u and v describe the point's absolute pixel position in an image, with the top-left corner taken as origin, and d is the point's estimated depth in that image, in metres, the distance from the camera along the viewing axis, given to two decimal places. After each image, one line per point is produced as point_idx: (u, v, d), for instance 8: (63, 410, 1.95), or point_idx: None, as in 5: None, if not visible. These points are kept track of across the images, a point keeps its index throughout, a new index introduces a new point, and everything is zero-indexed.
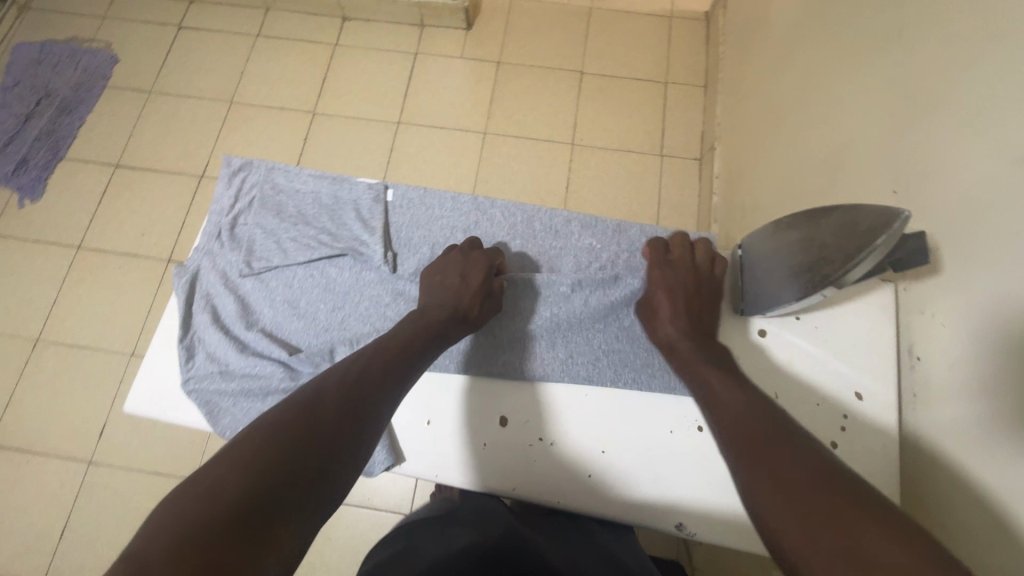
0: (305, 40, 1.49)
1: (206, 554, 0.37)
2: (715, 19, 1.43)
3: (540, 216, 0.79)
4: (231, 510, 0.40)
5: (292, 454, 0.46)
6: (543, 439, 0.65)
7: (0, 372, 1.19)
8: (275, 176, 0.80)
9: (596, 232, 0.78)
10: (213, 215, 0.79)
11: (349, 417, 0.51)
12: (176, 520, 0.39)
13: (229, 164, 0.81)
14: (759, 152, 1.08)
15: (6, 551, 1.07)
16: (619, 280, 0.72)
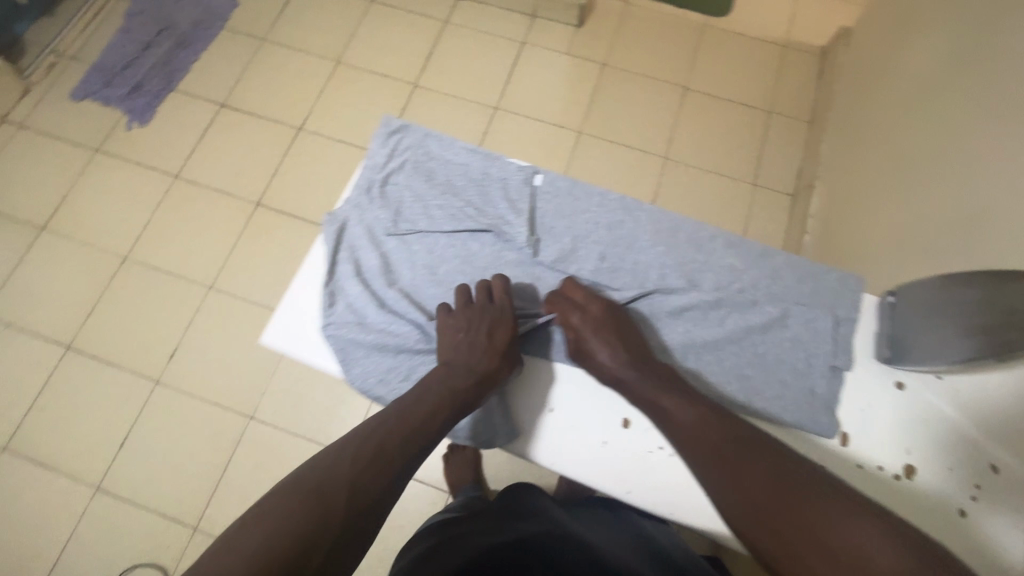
0: (417, 12, 1.51)
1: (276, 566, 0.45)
2: (834, 55, 1.39)
3: (687, 226, 0.75)
4: (299, 531, 0.47)
5: (301, 535, 0.47)
6: (662, 448, 0.66)
7: (88, 282, 1.24)
8: (431, 145, 0.81)
9: (739, 252, 0.74)
10: (365, 169, 0.79)
11: (354, 489, 0.52)
12: (256, 534, 0.46)
13: (388, 123, 0.82)
14: (866, 200, 1.05)
15: (69, 450, 1.12)
16: (757, 305, 0.69)
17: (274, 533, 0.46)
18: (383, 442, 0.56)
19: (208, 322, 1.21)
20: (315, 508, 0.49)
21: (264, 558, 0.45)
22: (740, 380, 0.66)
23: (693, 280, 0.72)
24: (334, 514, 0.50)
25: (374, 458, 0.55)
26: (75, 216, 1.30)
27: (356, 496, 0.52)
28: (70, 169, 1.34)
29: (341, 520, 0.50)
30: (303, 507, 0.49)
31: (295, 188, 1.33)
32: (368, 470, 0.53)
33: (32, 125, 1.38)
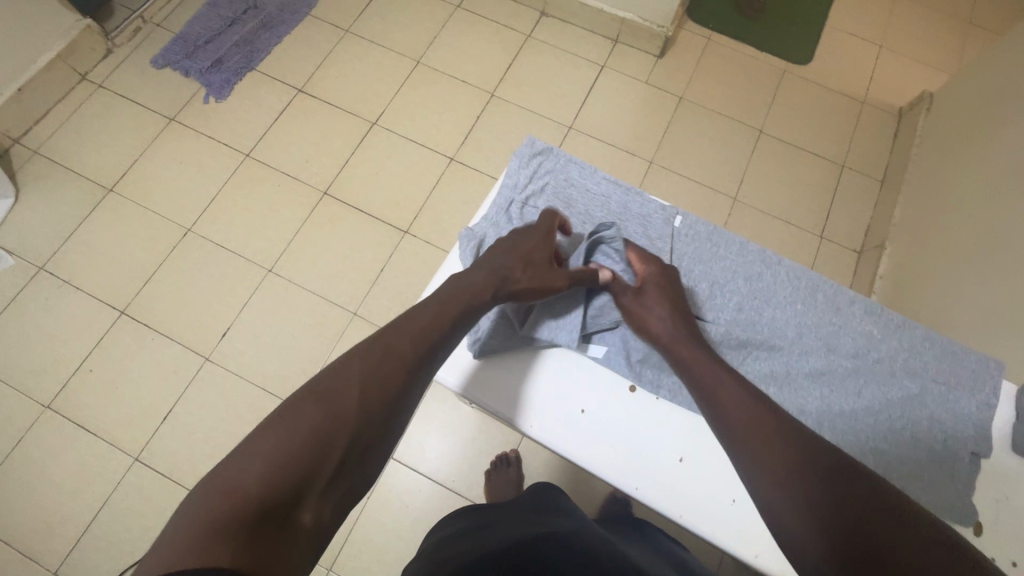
0: (501, 23, 1.51)
1: (286, 483, 0.43)
2: (913, 116, 1.38)
3: (827, 287, 0.73)
4: (308, 447, 0.46)
5: (319, 433, 0.47)
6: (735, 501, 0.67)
7: (149, 249, 1.24)
8: (571, 171, 0.81)
9: (879, 320, 0.71)
10: (504, 189, 0.80)
11: (368, 388, 0.51)
12: (264, 448, 0.45)
13: (533, 145, 0.82)
14: (944, 268, 1.04)
15: (112, 417, 1.12)
16: (897, 379, 0.66)
17: (293, 434, 0.46)
18: (395, 340, 0.56)
19: (263, 305, 1.21)
20: (330, 410, 0.48)
21: (273, 470, 0.43)
22: (877, 456, 0.64)
23: (830, 345, 0.70)
24: (350, 412, 0.49)
25: (379, 371, 0.53)
26: (143, 182, 1.30)
27: (368, 393, 0.51)
28: (143, 135, 1.34)
29: (358, 417, 0.49)
30: (318, 409, 0.48)
31: (363, 181, 1.32)
32: (379, 368, 0.53)
33: (110, 87, 1.39)
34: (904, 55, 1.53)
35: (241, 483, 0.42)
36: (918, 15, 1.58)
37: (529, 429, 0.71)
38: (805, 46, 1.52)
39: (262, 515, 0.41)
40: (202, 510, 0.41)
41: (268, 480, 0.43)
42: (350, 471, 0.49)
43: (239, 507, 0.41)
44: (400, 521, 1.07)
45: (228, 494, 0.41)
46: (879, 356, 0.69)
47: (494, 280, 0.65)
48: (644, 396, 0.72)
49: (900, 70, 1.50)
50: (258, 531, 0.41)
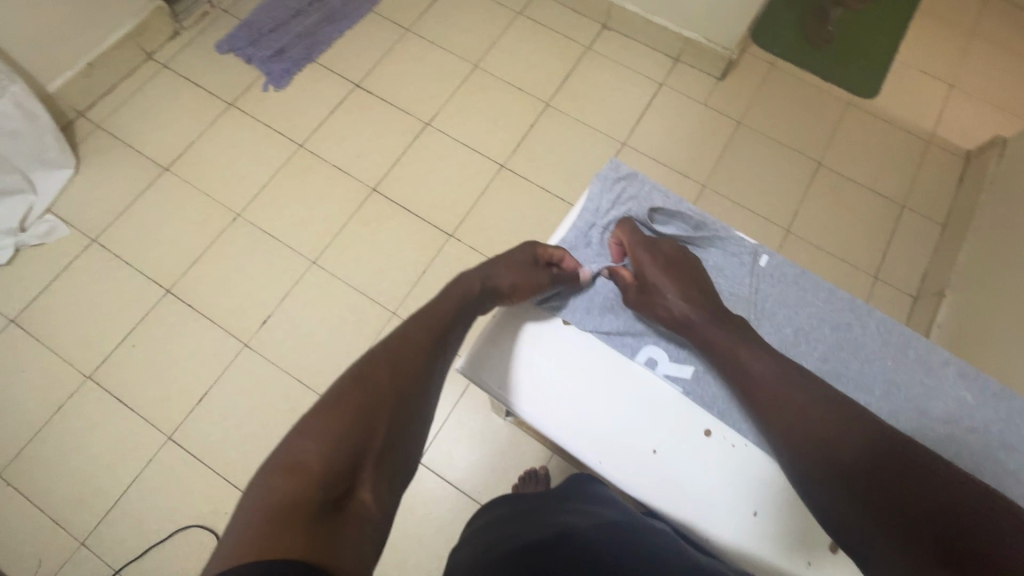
0: (562, 34, 1.50)
1: (341, 459, 0.49)
2: (983, 161, 1.34)
3: (920, 344, 0.70)
4: (356, 425, 0.51)
5: (362, 414, 0.53)
6: (810, 564, 0.62)
7: (198, 231, 1.26)
8: (656, 197, 0.81)
9: (975, 385, 0.67)
10: (586, 212, 0.81)
11: (398, 375, 0.58)
12: (320, 429, 0.50)
13: (617, 169, 0.82)
14: (1014, 324, 0.99)
15: (149, 395, 1.13)
16: (983, 453, 0.64)
17: (343, 412, 0.52)
18: (412, 333, 0.63)
19: (304, 296, 1.21)
20: (371, 394, 0.54)
21: (331, 447, 0.49)
22: None
23: (921, 408, 0.67)
24: (386, 395, 0.55)
25: (410, 362, 0.60)
26: (198, 164, 1.32)
27: (398, 378, 0.58)
28: (202, 118, 1.37)
29: (394, 400, 0.56)
30: (358, 394, 0.54)
31: (412, 181, 1.32)
32: (403, 356, 0.60)
33: (174, 68, 1.41)
34: (976, 96, 1.47)
35: (301, 462, 0.48)
36: (993, 57, 1.53)
37: (598, 465, 0.68)
38: (872, 80, 1.48)
39: (325, 488, 0.47)
40: (272, 489, 0.46)
41: (326, 457, 0.48)
42: (395, 449, 0.54)
43: (303, 483, 0.46)
44: (423, 529, 1.06)
45: (293, 471, 0.47)
46: (972, 424, 0.65)
47: (482, 275, 0.72)
48: (718, 440, 0.69)
49: (971, 112, 1.45)
50: (324, 506, 0.46)
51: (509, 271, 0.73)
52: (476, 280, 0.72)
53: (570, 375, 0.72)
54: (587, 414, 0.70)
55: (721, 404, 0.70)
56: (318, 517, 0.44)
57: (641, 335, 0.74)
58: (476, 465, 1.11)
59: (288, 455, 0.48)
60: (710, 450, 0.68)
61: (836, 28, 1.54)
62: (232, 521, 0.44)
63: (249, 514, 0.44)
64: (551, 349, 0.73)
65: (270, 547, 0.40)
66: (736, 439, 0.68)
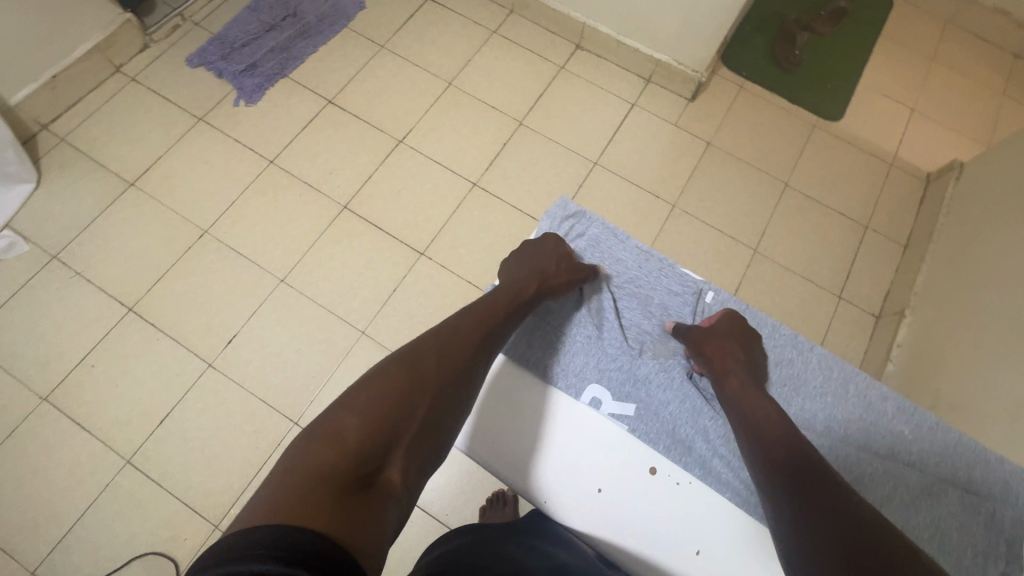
0: (536, 53, 1.51)
1: (373, 437, 0.51)
2: (941, 185, 1.38)
3: (859, 380, 0.72)
4: (394, 407, 0.54)
5: (402, 399, 0.55)
6: None
7: (164, 248, 1.24)
8: (602, 237, 0.84)
9: (911, 419, 0.69)
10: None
11: (443, 364, 0.60)
12: (361, 406, 0.53)
13: (565, 208, 0.85)
14: (968, 346, 1.02)
15: (108, 417, 1.10)
16: (921, 483, 0.65)
17: (384, 395, 0.54)
18: (463, 325, 0.66)
19: (272, 315, 1.19)
20: (411, 380, 0.57)
21: (368, 423, 0.51)
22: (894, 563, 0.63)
23: (861, 444, 0.69)
24: (428, 384, 0.57)
25: (456, 355, 0.62)
26: (165, 180, 1.30)
27: (445, 366, 0.60)
28: (171, 133, 1.35)
29: (436, 390, 0.58)
30: (401, 376, 0.57)
31: (384, 199, 1.31)
32: (450, 347, 0.62)
33: (143, 82, 1.39)
34: (935, 121, 1.52)
35: (340, 435, 0.50)
36: (951, 83, 1.58)
37: (546, 504, 0.70)
38: (838, 103, 1.52)
39: (358, 464, 0.48)
40: (309, 454, 0.48)
41: (363, 433, 0.51)
42: (428, 438, 0.56)
43: (340, 454, 0.48)
44: (388, 552, 1.04)
45: (330, 442, 0.49)
46: (910, 459, 0.68)
47: (535, 275, 0.75)
48: (664, 478, 0.71)
49: (930, 136, 1.50)
50: (352, 479, 0.47)
51: (556, 263, 0.78)
52: (530, 279, 0.75)
53: (521, 415, 0.74)
54: (536, 455, 0.72)
55: (665, 441, 0.72)
56: (347, 491, 0.46)
57: (584, 376, 0.76)
58: (442, 486, 1.10)
59: (327, 425, 0.51)
60: (654, 489, 0.70)
61: (804, 52, 1.58)
62: (269, 475, 0.47)
63: (283, 474, 0.46)
64: (510, 394, 0.75)
65: (301, 510, 0.42)
66: (682, 478, 0.70)
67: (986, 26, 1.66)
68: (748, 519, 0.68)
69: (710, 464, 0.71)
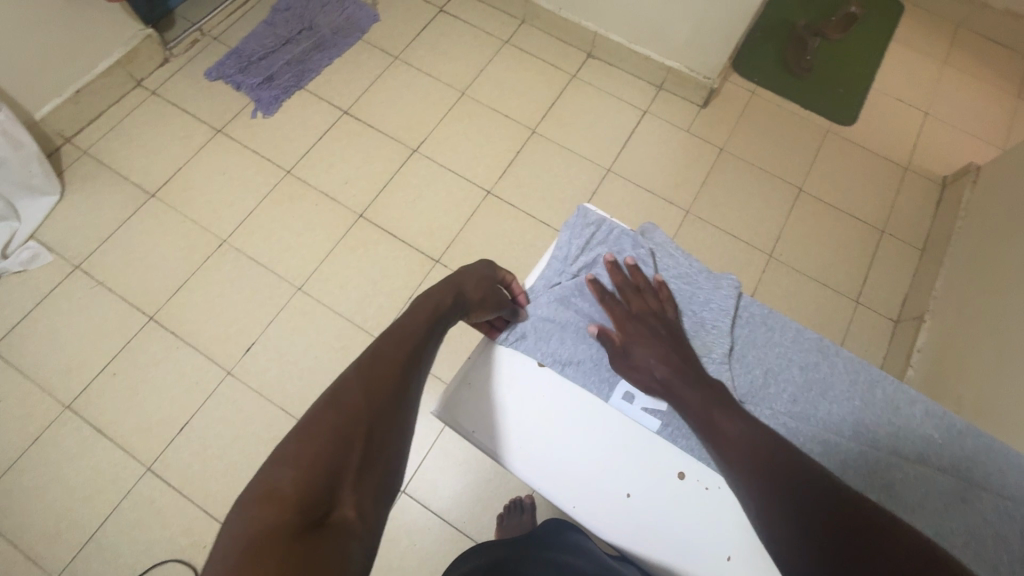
0: (548, 63, 1.53)
1: (313, 479, 0.42)
2: (958, 188, 1.37)
3: (886, 383, 0.71)
4: (332, 437, 0.45)
5: (342, 429, 0.46)
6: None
7: (184, 257, 1.25)
8: (624, 245, 0.81)
9: (940, 423, 0.68)
10: (556, 261, 0.80)
11: (370, 387, 0.50)
12: (293, 450, 0.43)
13: (586, 217, 0.82)
14: (991, 350, 1.01)
15: (129, 425, 1.11)
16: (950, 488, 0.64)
17: (318, 429, 0.45)
18: (381, 347, 0.56)
19: (289, 323, 1.21)
20: (347, 404, 0.48)
21: (308, 466, 0.42)
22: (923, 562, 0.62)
23: (892, 449, 0.67)
24: (365, 404, 0.49)
25: (385, 368, 0.53)
26: (185, 190, 1.32)
27: (372, 388, 0.50)
28: (190, 144, 1.37)
29: (373, 407, 0.49)
30: (325, 412, 0.47)
31: (400, 207, 1.33)
32: (374, 369, 0.52)
33: (163, 95, 1.42)
34: (951, 124, 1.51)
35: (275, 490, 0.41)
36: (965, 87, 1.58)
37: (574, 510, 0.68)
38: (850, 108, 1.52)
39: (303, 515, 0.40)
40: (244, 526, 0.39)
41: (300, 480, 0.41)
42: (378, 463, 0.47)
43: (279, 511, 0.39)
44: (407, 560, 1.04)
45: (268, 500, 0.40)
46: (940, 463, 0.67)
47: (450, 286, 0.70)
48: (693, 483, 0.69)
49: (946, 140, 1.49)
50: (300, 527, 0.39)
51: (476, 279, 0.73)
52: (449, 291, 0.69)
53: (548, 420, 0.72)
54: (566, 458, 0.70)
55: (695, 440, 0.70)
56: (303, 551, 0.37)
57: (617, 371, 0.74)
58: (461, 494, 1.10)
59: (260, 482, 0.41)
60: (685, 493, 0.68)
61: (814, 58, 1.59)
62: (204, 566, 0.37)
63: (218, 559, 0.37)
64: (534, 390, 0.73)
65: None
66: (711, 482, 0.68)
67: (998, 29, 1.65)
68: None
69: None
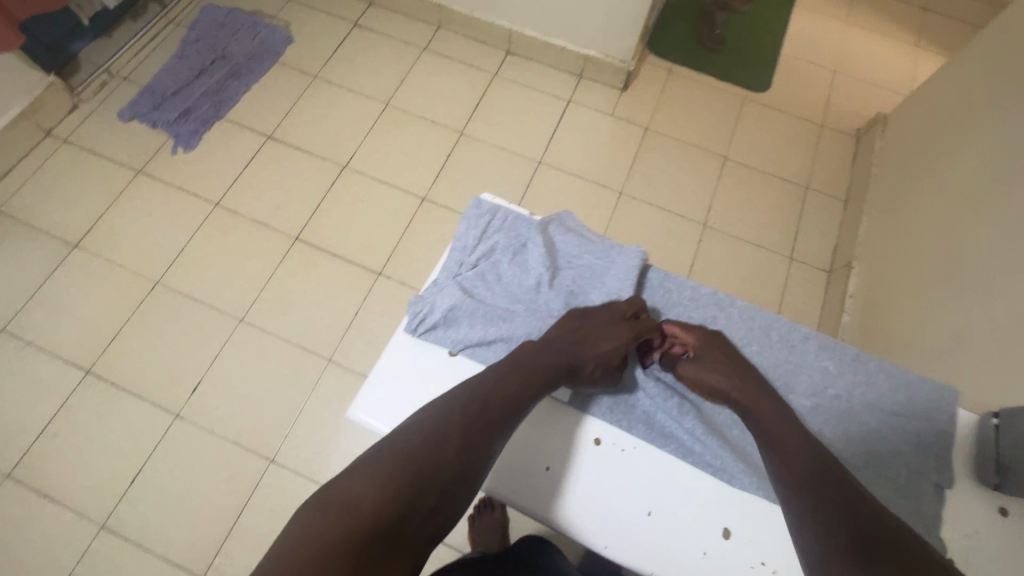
0: (468, 64, 1.54)
1: (384, 508, 0.51)
2: (870, 139, 1.44)
3: (780, 324, 0.73)
4: (410, 478, 0.54)
5: (422, 472, 0.54)
6: (763, 563, 0.62)
7: (117, 304, 1.22)
8: (520, 229, 0.76)
9: (834, 355, 0.71)
10: (454, 253, 0.75)
11: (466, 436, 0.58)
12: (377, 477, 0.53)
13: (480, 207, 0.77)
14: (911, 286, 1.06)
15: (77, 484, 1.07)
16: (849, 412, 0.67)
17: (401, 464, 0.54)
18: (489, 402, 0.60)
19: (235, 357, 1.18)
20: (431, 447, 0.56)
21: (382, 492, 0.52)
22: None
23: (788, 386, 0.69)
24: (447, 452, 0.56)
25: (478, 427, 0.58)
26: (110, 236, 1.28)
27: (468, 446, 0.57)
28: (111, 188, 1.33)
29: (455, 458, 0.56)
30: (421, 453, 0.55)
31: (336, 225, 1.32)
32: (476, 422, 0.59)
33: (76, 142, 1.38)
34: (859, 79, 1.59)
35: (353, 503, 0.51)
36: (867, 41, 1.66)
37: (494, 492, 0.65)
38: (762, 74, 1.58)
39: (367, 533, 0.50)
40: (322, 521, 0.50)
41: (376, 504, 0.51)
42: (444, 506, 0.55)
43: (350, 522, 0.50)
44: None
45: (342, 510, 0.51)
46: (838, 391, 0.68)
47: (567, 364, 0.65)
48: (610, 448, 0.67)
49: (855, 94, 1.56)
50: (361, 541, 0.49)
51: (575, 334, 0.68)
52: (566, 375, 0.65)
53: (548, 456, 0.66)
54: (523, 462, 0.66)
55: (609, 408, 0.69)
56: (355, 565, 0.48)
57: None
58: None
59: (342, 492, 0.52)
60: (603, 459, 0.66)
61: (724, 30, 1.64)
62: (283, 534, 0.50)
63: (292, 543, 0.48)
64: (554, 441, 0.67)
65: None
66: (626, 444, 0.67)
67: None
68: (703, 477, 0.65)
69: (656, 419, 0.68)
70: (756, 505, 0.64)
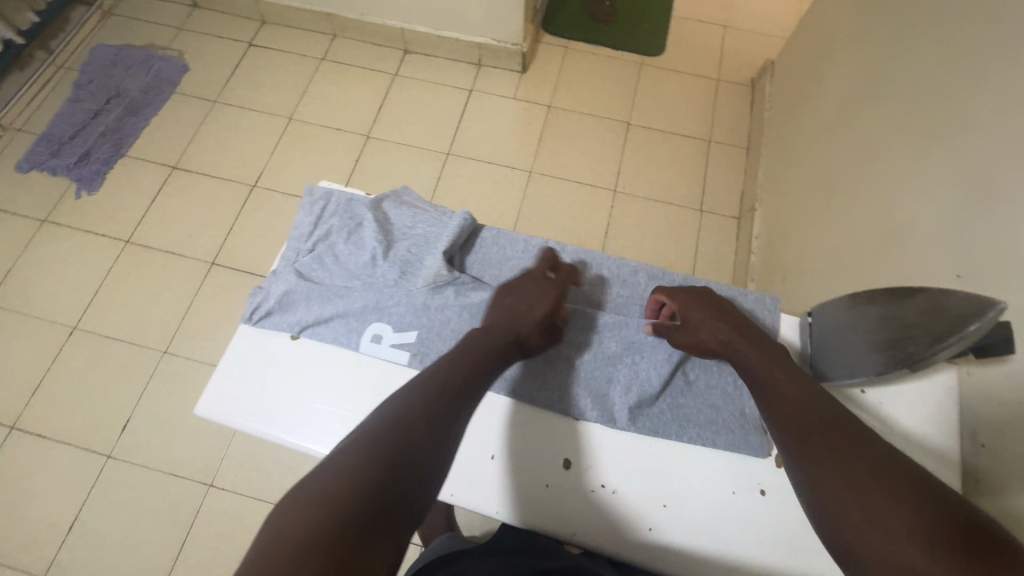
0: (368, 68, 1.56)
1: (363, 493, 0.44)
2: (762, 86, 1.49)
3: (608, 264, 0.78)
4: (386, 458, 0.47)
5: (398, 451, 0.48)
6: (605, 486, 0.63)
7: (36, 355, 1.20)
8: (353, 209, 0.78)
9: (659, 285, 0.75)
10: (292, 242, 0.76)
11: (430, 407, 0.53)
12: (352, 464, 0.46)
13: (313, 194, 0.79)
14: (801, 217, 1.10)
15: (13, 539, 1.06)
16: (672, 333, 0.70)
17: (375, 445, 0.47)
18: (440, 375, 0.56)
19: (162, 389, 1.18)
20: (402, 423, 0.50)
21: (359, 476, 0.45)
22: (670, 409, 0.67)
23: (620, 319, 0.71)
24: (417, 426, 0.50)
25: (438, 399, 0.54)
26: (21, 289, 1.27)
27: (434, 421, 0.52)
28: (16, 241, 1.31)
29: (425, 429, 0.51)
30: (390, 435, 0.49)
31: (251, 243, 1.32)
32: (438, 394, 0.54)
33: None
34: (749, 31, 1.64)
35: (327, 493, 0.43)
36: None
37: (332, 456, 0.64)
38: (655, 38, 1.62)
39: (348, 524, 0.42)
40: (295, 520, 0.41)
41: (353, 491, 0.44)
42: (423, 483, 0.48)
43: (328, 514, 0.42)
44: None
45: (319, 502, 0.42)
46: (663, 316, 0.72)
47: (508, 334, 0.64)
48: None
49: (746, 45, 1.61)
50: (345, 533, 0.41)
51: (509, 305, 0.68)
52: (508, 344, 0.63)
53: None
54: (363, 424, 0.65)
55: None
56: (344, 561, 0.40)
57: (364, 318, 0.71)
58: None
59: (313, 486, 0.44)
60: None
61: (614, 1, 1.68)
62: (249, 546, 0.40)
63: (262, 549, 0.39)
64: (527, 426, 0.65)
65: None
66: None
67: None
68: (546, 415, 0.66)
69: None
70: (593, 431, 0.66)
